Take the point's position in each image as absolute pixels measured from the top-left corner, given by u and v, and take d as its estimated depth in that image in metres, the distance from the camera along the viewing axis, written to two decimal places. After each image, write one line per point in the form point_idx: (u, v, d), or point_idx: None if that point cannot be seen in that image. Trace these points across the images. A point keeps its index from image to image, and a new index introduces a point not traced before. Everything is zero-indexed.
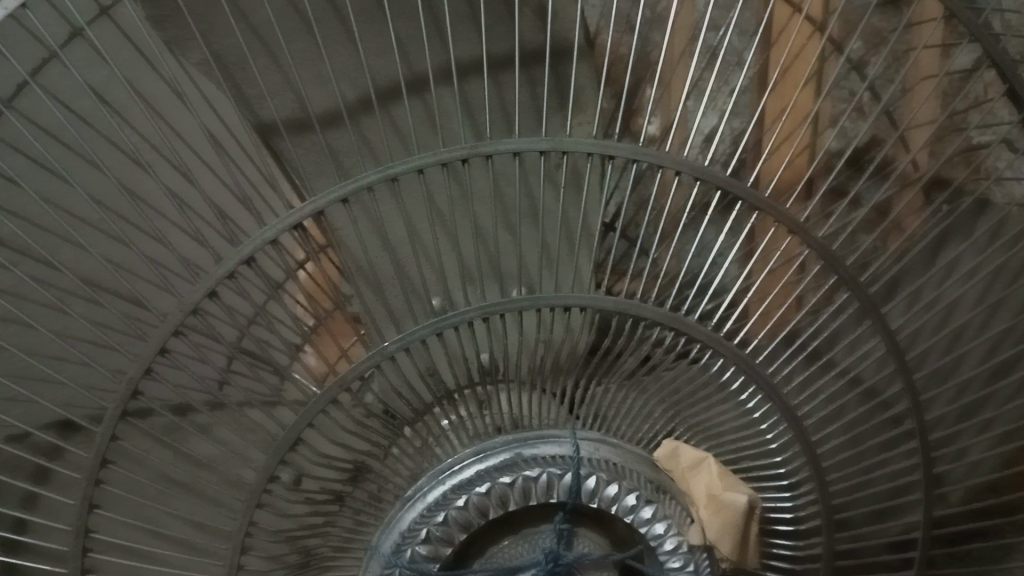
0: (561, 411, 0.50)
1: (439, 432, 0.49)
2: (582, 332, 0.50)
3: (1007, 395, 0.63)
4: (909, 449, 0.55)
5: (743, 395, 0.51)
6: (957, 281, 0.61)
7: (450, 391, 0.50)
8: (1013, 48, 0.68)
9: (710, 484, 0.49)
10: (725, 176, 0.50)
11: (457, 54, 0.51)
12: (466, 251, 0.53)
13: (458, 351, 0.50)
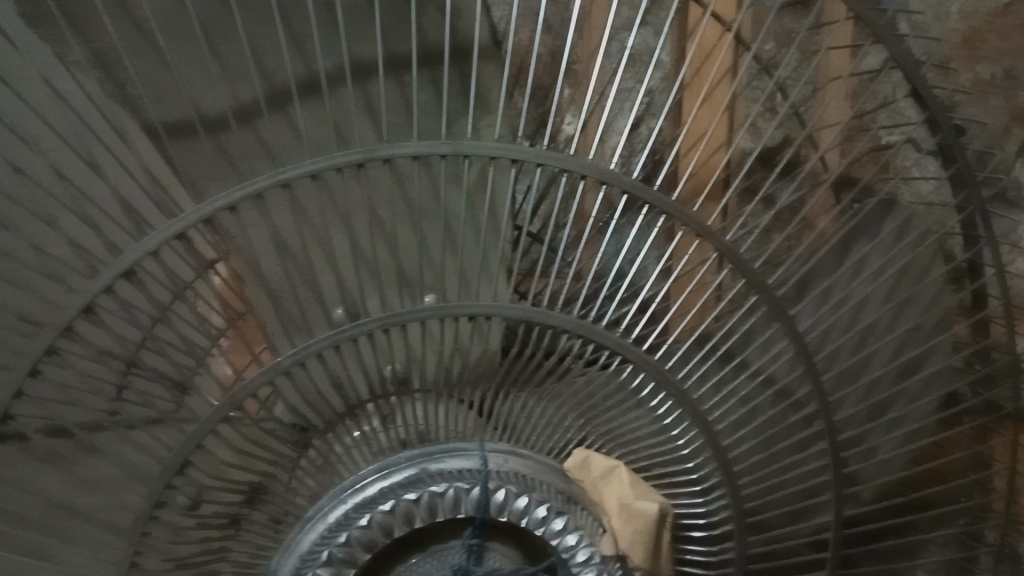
0: (472, 421, 0.49)
1: (344, 449, 0.48)
2: (495, 340, 0.48)
3: (914, 390, 0.65)
4: (818, 449, 0.56)
5: (653, 402, 0.50)
6: (866, 280, 0.62)
7: (354, 405, 0.48)
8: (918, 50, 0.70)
9: (622, 494, 0.49)
10: (631, 179, 0.49)
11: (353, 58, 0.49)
12: (368, 257, 0.49)
13: (366, 362, 0.48)
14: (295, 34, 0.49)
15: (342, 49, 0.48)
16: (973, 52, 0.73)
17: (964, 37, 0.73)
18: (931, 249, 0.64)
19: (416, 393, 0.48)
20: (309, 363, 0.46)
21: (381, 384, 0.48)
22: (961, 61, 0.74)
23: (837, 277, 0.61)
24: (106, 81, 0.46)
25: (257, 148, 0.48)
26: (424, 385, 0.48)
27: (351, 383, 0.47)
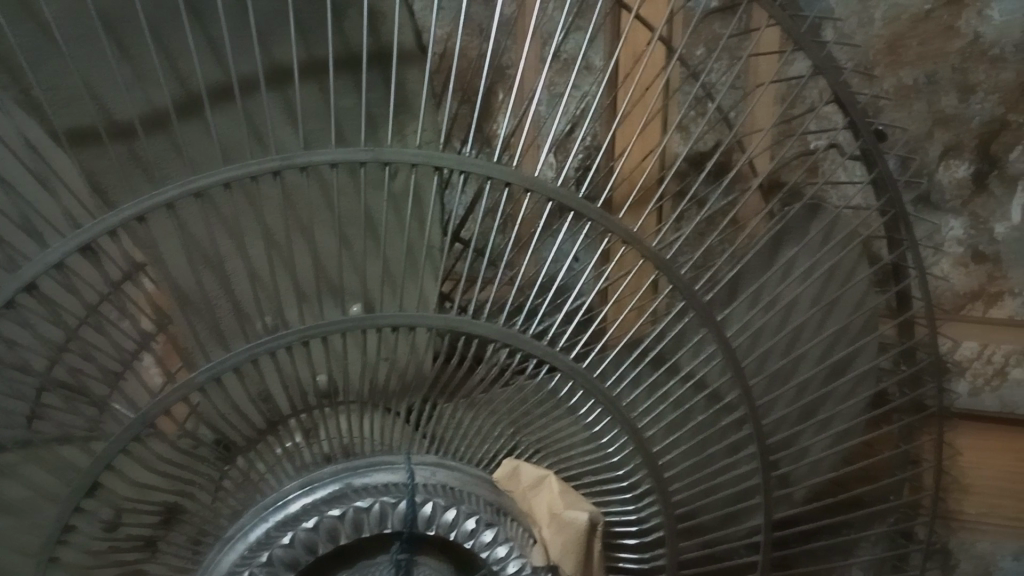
0: (404, 430, 0.48)
1: (273, 461, 0.47)
2: (426, 353, 0.48)
3: (843, 392, 0.66)
4: (749, 453, 0.56)
5: (581, 410, 0.49)
6: (793, 282, 0.63)
7: (277, 419, 0.46)
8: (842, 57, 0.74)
9: (552, 503, 0.48)
10: (556, 186, 0.48)
11: (265, 65, 0.48)
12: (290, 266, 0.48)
13: (293, 375, 0.46)
14: (205, 39, 0.47)
15: (253, 56, 0.46)
16: (895, 58, 0.75)
17: (887, 43, 0.75)
18: (856, 252, 0.65)
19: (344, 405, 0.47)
20: (224, 379, 0.45)
21: (309, 396, 0.46)
22: (884, 67, 0.75)
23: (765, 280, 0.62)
24: (8, 88, 0.44)
25: (173, 155, 0.47)
26: (349, 397, 0.47)
27: (273, 396, 0.46)
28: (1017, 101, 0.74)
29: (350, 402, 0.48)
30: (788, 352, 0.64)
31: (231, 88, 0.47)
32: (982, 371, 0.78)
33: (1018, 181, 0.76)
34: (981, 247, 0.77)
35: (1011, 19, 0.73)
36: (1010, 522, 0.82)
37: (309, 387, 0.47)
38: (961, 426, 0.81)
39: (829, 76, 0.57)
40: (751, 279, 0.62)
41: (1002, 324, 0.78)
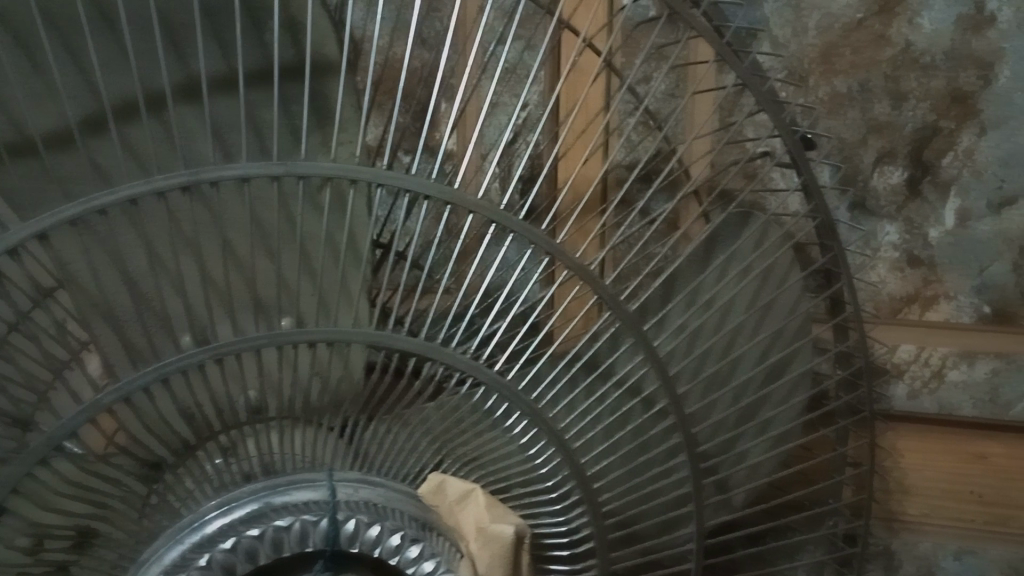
0: (337, 445, 0.48)
1: (201, 476, 0.46)
2: (352, 367, 0.48)
3: (781, 394, 0.67)
4: (679, 462, 0.55)
5: (508, 421, 0.49)
6: (727, 282, 0.63)
7: (203, 436, 0.46)
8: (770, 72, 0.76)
9: (478, 517, 0.48)
10: (475, 199, 0.48)
11: (171, 80, 0.47)
12: (216, 279, 0.48)
13: (215, 392, 0.46)
14: (108, 53, 0.46)
15: (159, 69, 0.45)
16: (829, 66, 0.76)
17: (821, 52, 0.76)
18: (787, 258, 0.66)
19: (273, 421, 0.47)
20: (135, 400, 0.44)
21: (233, 414, 0.46)
22: (818, 76, 0.76)
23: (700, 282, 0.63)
24: None
25: (88, 171, 0.46)
26: (278, 413, 0.47)
27: (195, 413, 0.46)
28: (947, 107, 0.76)
29: (277, 418, 0.47)
30: (726, 354, 0.65)
31: (137, 103, 0.46)
32: (920, 373, 0.79)
33: (950, 186, 0.77)
34: (916, 252, 0.78)
35: (941, 27, 0.74)
36: (953, 522, 0.83)
37: (237, 402, 0.47)
38: (900, 429, 0.82)
39: (755, 90, 0.56)
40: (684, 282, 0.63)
41: (939, 326, 0.79)
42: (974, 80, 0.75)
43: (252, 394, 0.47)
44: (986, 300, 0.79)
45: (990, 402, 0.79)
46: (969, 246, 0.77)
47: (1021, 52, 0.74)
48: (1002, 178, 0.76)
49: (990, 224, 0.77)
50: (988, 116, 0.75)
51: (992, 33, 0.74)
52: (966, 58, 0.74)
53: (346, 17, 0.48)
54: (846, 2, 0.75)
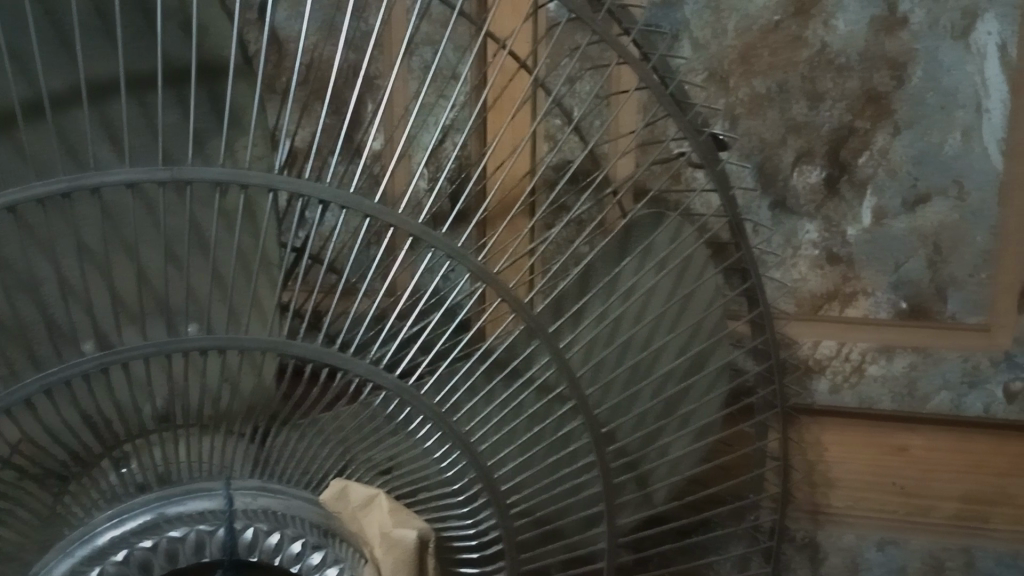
0: (249, 452, 0.49)
1: (103, 487, 0.47)
2: (260, 374, 0.48)
3: (702, 388, 0.68)
4: (588, 462, 0.55)
5: (411, 425, 0.50)
6: (647, 272, 0.64)
7: (110, 447, 0.47)
8: (685, 71, 0.78)
9: (382, 523, 0.49)
10: (374, 203, 0.48)
11: (51, 85, 0.46)
12: (118, 287, 0.47)
13: (118, 400, 0.46)
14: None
15: (39, 75, 0.45)
16: (748, 68, 0.77)
17: (740, 53, 0.77)
18: (702, 255, 0.67)
19: (180, 428, 0.47)
20: (21, 412, 0.44)
21: (135, 424, 0.46)
22: (738, 77, 0.77)
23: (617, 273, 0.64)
24: None
25: None
26: (186, 422, 0.47)
27: (98, 423, 0.46)
28: (863, 108, 0.76)
29: (184, 427, 0.48)
30: (646, 345, 0.65)
31: (15, 110, 0.45)
32: (841, 368, 0.81)
33: (866, 185, 0.78)
34: (835, 249, 0.80)
35: (855, 29, 0.75)
36: (878, 513, 0.85)
37: (139, 412, 0.47)
38: (824, 422, 0.84)
39: (658, 93, 0.57)
40: (600, 274, 0.64)
41: (857, 322, 0.81)
42: (888, 81, 0.76)
43: (161, 400, 0.47)
44: (902, 296, 0.80)
45: (907, 396, 0.80)
46: (886, 243, 0.79)
47: (933, 53, 0.75)
48: (916, 176, 0.77)
49: (905, 222, 0.78)
50: (902, 116, 0.76)
51: (904, 34, 0.75)
52: (880, 59, 0.75)
53: (237, 18, 0.48)
54: (763, 4, 0.76)
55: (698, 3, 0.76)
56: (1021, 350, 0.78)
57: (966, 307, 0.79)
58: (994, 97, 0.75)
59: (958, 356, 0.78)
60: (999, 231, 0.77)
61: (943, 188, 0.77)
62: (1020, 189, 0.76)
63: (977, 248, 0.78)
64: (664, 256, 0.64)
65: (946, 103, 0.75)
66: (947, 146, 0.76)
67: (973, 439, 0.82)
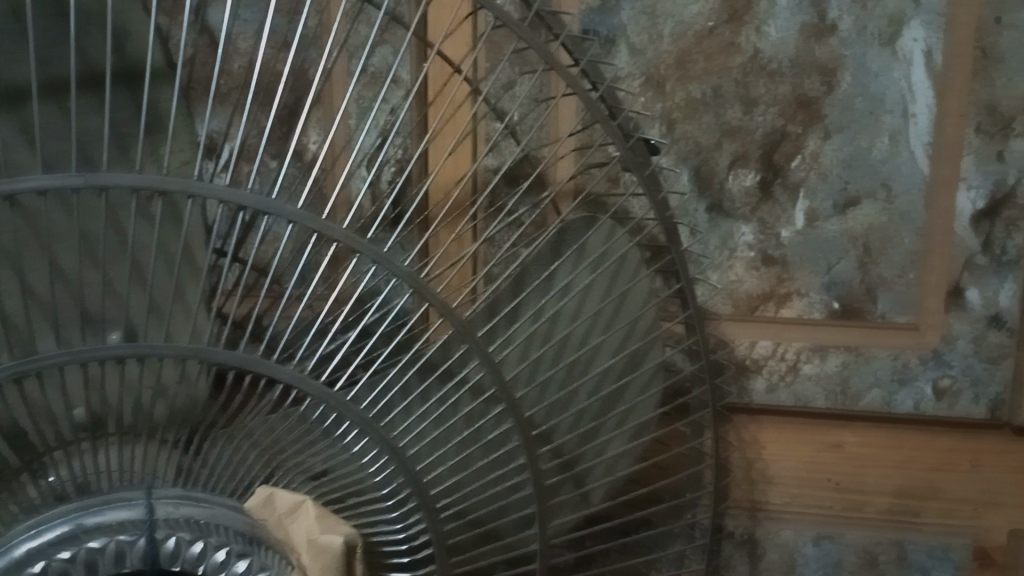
0: (177, 460, 0.50)
1: (28, 496, 0.48)
2: (188, 382, 0.49)
3: (639, 386, 0.69)
4: (521, 464, 0.56)
5: (338, 431, 0.51)
6: (585, 267, 0.66)
7: (40, 454, 0.48)
8: (623, 76, 0.78)
9: (309, 529, 0.50)
10: (295, 209, 0.48)
11: None
12: (40, 296, 0.47)
13: (44, 409, 0.47)
14: None
15: None
16: (683, 73, 0.78)
17: (675, 59, 0.78)
18: (636, 257, 0.67)
19: (108, 437, 0.49)
20: None
21: (62, 431, 0.48)
22: (673, 82, 0.78)
23: (556, 266, 0.65)
24: None
25: None
26: (114, 430, 0.49)
27: (25, 432, 0.47)
28: (794, 113, 0.78)
29: (111, 435, 0.49)
30: (582, 344, 0.66)
31: None
32: (777, 367, 0.82)
33: (799, 188, 0.80)
34: (770, 250, 0.81)
35: (786, 36, 0.77)
36: (814, 508, 0.86)
37: (65, 420, 0.48)
38: (762, 421, 0.86)
39: (585, 98, 0.58)
40: (533, 275, 0.65)
41: (791, 323, 0.82)
42: (818, 86, 0.77)
43: (89, 406, 0.48)
44: (835, 296, 0.81)
45: (841, 394, 0.82)
46: (819, 245, 0.80)
47: (861, 59, 0.76)
48: (846, 179, 0.79)
49: (837, 224, 0.80)
50: (832, 121, 0.78)
51: (833, 41, 0.76)
52: (810, 65, 0.77)
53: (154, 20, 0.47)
54: (697, 11, 0.77)
55: (633, 8, 0.77)
56: (948, 349, 0.80)
57: (896, 308, 0.81)
58: (920, 103, 0.77)
59: (888, 355, 0.81)
60: (927, 233, 0.79)
61: (873, 191, 0.79)
62: (946, 191, 0.78)
63: (906, 249, 0.80)
64: (602, 250, 0.65)
65: (874, 108, 0.77)
66: (875, 149, 0.78)
67: (903, 435, 0.85)
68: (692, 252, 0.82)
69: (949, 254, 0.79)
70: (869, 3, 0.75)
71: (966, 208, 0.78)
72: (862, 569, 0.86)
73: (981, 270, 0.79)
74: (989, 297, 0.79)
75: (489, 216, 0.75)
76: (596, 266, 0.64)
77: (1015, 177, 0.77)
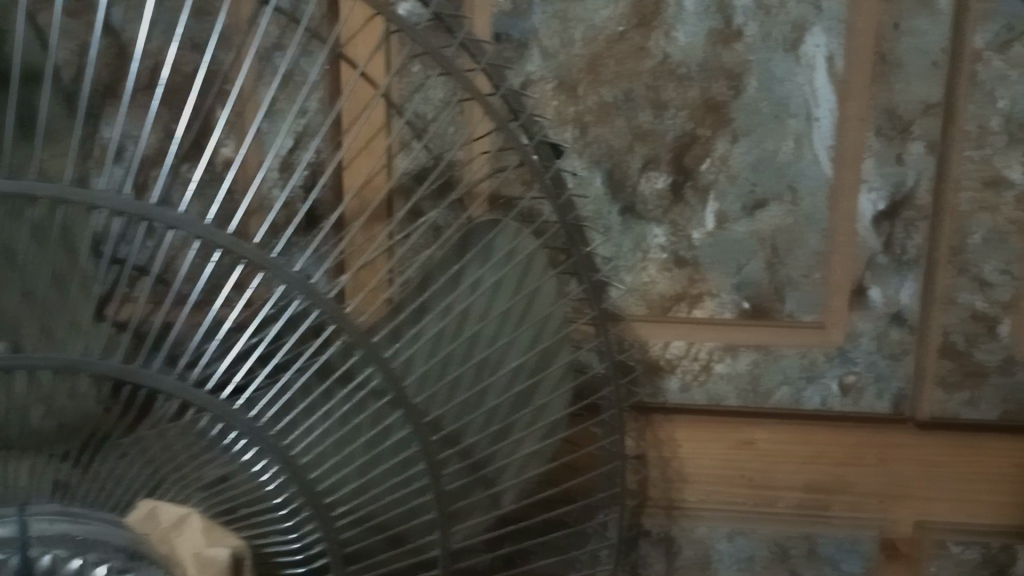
0: (66, 470, 0.51)
1: None
2: (75, 392, 0.49)
3: (553, 383, 0.69)
4: (419, 469, 0.56)
5: (225, 440, 0.51)
6: (491, 267, 0.66)
7: None
8: (536, 80, 0.79)
9: (194, 543, 0.51)
10: (174, 214, 0.47)
11: None
12: None
13: None
14: None
15: None
16: (595, 76, 0.78)
17: (587, 62, 0.78)
18: (543, 258, 0.67)
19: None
20: None
21: None
22: (586, 85, 0.79)
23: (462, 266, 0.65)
24: None
25: None
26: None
27: None
28: (703, 117, 0.79)
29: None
30: (493, 341, 0.66)
31: None
32: (691, 367, 0.84)
33: (709, 191, 0.81)
34: (682, 252, 0.82)
35: (694, 41, 0.78)
36: (727, 505, 0.88)
37: None
38: (677, 420, 0.87)
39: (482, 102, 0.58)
40: (437, 277, 0.65)
41: (703, 323, 0.84)
42: (725, 90, 0.79)
43: None
44: (744, 297, 0.83)
45: (752, 392, 0.84)
46: (728, 246, 0.82)
47: (765, 65, 0.78)
48: (754, 182, 0.80)
49: (745, 225, 0.81)
50: (740, 125, 0.79)
51: (739, 47, 0.78)
52: (717, 70, 0.78)
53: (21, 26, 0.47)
54: (608, 15, 0.77)
55: (545, 12, 0.77)
56: (852, 346, 0.82)
57: (803, 307, 0.83)
58: (823, 107, 0.79)
59: (796, 352, 0.83)
60: (830, 234, 0.81)
61: (779, 194, 0.80)
62: (849, 193, 0.80)
63: (811, 249, 0.82)
64: (508, 249, 0.66)
65: (779, 112, 0.79)
66: (781, 153, 0.80)
67: (813, 431, 0.87)
68: (606, 254, 0.82)
69: (853, 254, 0.81)
70: (774, 9, 0.77)
71: (868, 209, 0.80)
72: (774, 563, 0.88)
73: (883, 270, 0.81)
74: (892, 296, 0.82)
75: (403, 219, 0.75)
76: (500, 270, 0.65)
77: (913, 179, 0.79)
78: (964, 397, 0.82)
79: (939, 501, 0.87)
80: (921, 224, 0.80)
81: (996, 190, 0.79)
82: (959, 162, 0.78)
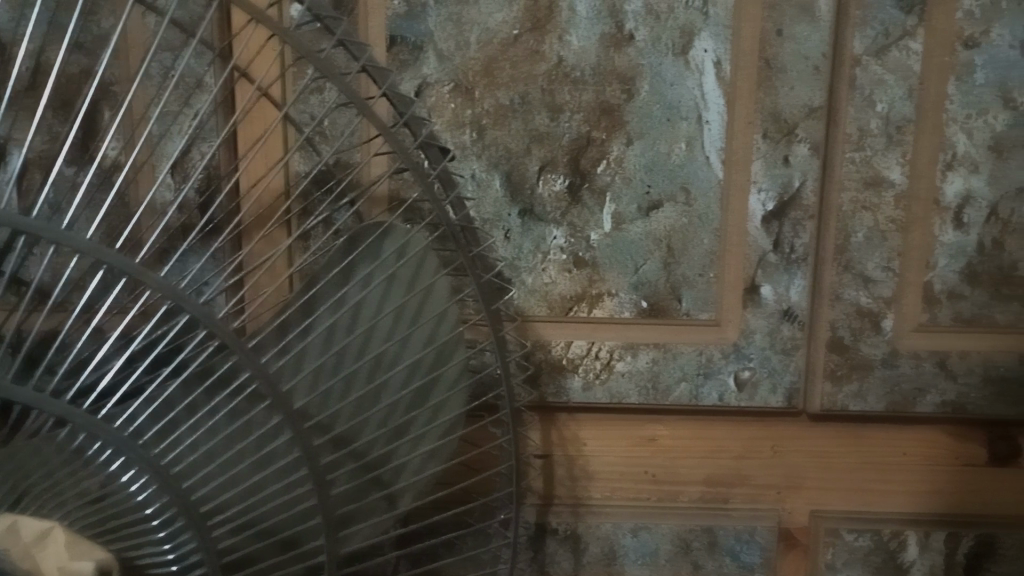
0: None
1: None
2: None
3: (453, 377, 0.69)
4: (303, 474, 0.55)
5: (94, 451, 0.50)
6: (381, 268, 0.66)
7: None
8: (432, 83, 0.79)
9: (59, 557, 0.49)
10: (30, 219, 0.46)
11: None
12: None
13: None
14: None
15: None
16: (491, 79, 0.79)
17: (482, 65, 0.78)
18: (434, 260, 0.67)
19: None
20: None
21: None
22: (481, 88, 0.79)
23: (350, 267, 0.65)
24: None
25: None
26: None
27: None
28: (598, 119, 0.80)
29: None
30: (387, 339, 0.66)
31: None
32: (592, 365, 0.85)
33: (606, 193, 0.82)
34: (580, 253, 0.83)
35: (586, 45, 0.79)
36: (631, 501, 0.90)
37: None
38: (581, 419, 0.89)
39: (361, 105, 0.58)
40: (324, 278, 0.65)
41: (602, 322, 0.85)
42: (618, 94, 0.80)
43: None
44: (642, 296, 0.84)
45: (651, 389, 0.86)
46: (625, 246, 0.83)
47: (656, 69, 0.80)
48: (648, 183, 0.82)
49: (641, 226, 0.83)
50: (633, 128, 0.81)
51: (630, 51, 0.79)
52: (610, 73, 0.80)
53: None
54: (502, 18, 0.78)
55: (439, 14, 0.77)
56: (746, 342, 0.85)
57: (699, 305, 0.85)
58: (712, 110, 0.81)
59: (693, 349, 0.85)
60: (723, 233, 0.83)
61: (672, 194, 0.82)
62: (738, 194, 0.83)
63: (705, 248, 0.84)
64: (397, 251, 0.65)
65: (671, 115, 0.81)
66: (673, 155, 0.81)
67: (712, 426, 0.89)
68: (507, 255, 0.83)
69: (745, 253, 0.84)
70: (662, 14, 0.78)
71: (758, 209, 0.82)
72: (677, 556, 0.90)
73: (774, 268, 0.84)
74: (782, 293, 0.84)
75: (299, 222, 0.75)
76: (388, 271, 0.65)
77: (800, 180, 0.82)
78: (851, 389, 0.85)
79: (831, 491, 0.91)
80: (807, 223, 0.83)
81: (876, 190, 0.82)
82: (841, 163, 0.81)
